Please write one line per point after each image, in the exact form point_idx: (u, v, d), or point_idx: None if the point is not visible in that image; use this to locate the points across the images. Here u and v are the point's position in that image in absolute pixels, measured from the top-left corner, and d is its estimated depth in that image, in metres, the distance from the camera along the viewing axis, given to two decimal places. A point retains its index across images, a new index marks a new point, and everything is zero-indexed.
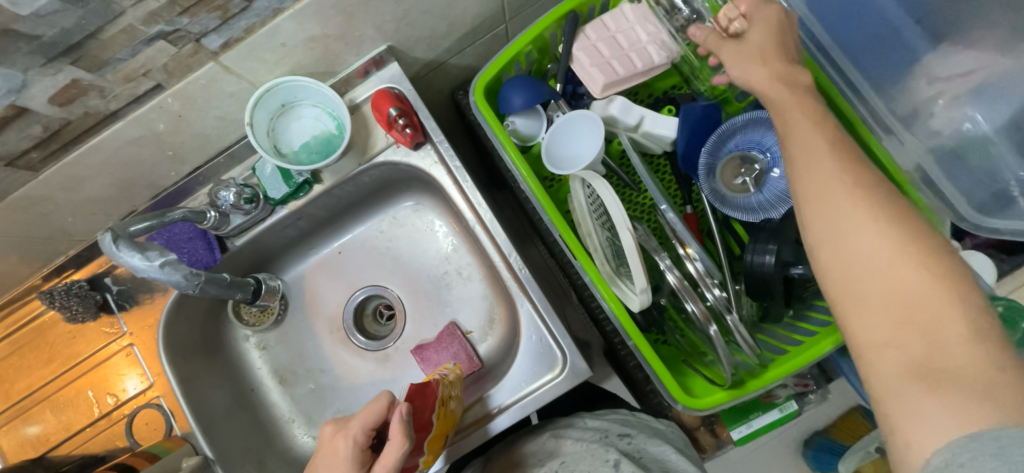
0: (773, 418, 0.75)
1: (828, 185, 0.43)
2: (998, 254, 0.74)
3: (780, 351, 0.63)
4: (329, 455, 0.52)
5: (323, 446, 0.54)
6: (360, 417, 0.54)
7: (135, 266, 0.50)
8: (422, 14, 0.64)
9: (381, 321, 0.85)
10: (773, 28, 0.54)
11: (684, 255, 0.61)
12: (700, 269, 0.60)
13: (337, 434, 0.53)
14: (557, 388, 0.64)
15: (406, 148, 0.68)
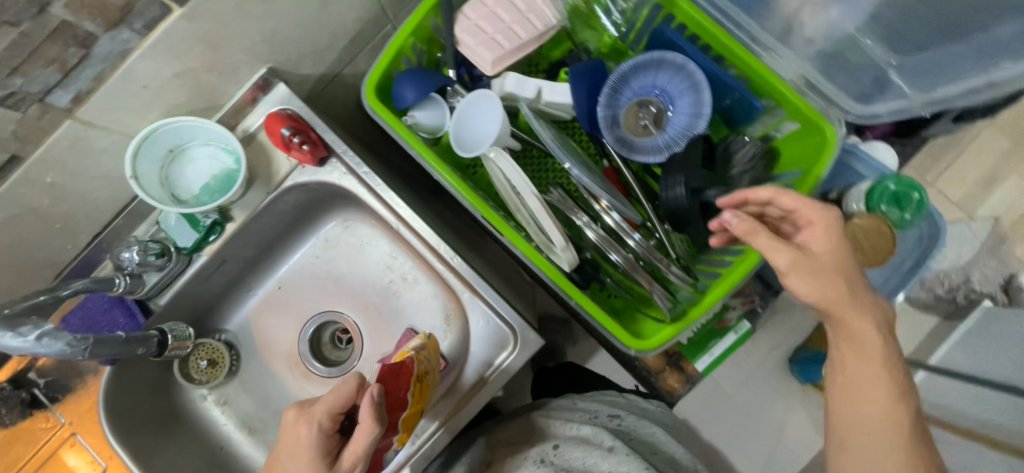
0: (731, 341, 0.76)
1: (865, 357, 0.49)
2: (899, 140, 0.79)
3: (713, 274, 0.66)
4: (295, 438, 0.53)
5: (288, 430, 0.54)
6: (324, 402, 0.53)
7: (10, 345, 0.47)
8: (293, 28, 0.62)
9: (340, 346, 0.83)
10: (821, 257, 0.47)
11: (601, 211, 0.64)
12: (618, 219, 0.64)
13: (301, 418, 0.53)
14: (514, 364, 0.64)
15: (311, 166, 0.66)
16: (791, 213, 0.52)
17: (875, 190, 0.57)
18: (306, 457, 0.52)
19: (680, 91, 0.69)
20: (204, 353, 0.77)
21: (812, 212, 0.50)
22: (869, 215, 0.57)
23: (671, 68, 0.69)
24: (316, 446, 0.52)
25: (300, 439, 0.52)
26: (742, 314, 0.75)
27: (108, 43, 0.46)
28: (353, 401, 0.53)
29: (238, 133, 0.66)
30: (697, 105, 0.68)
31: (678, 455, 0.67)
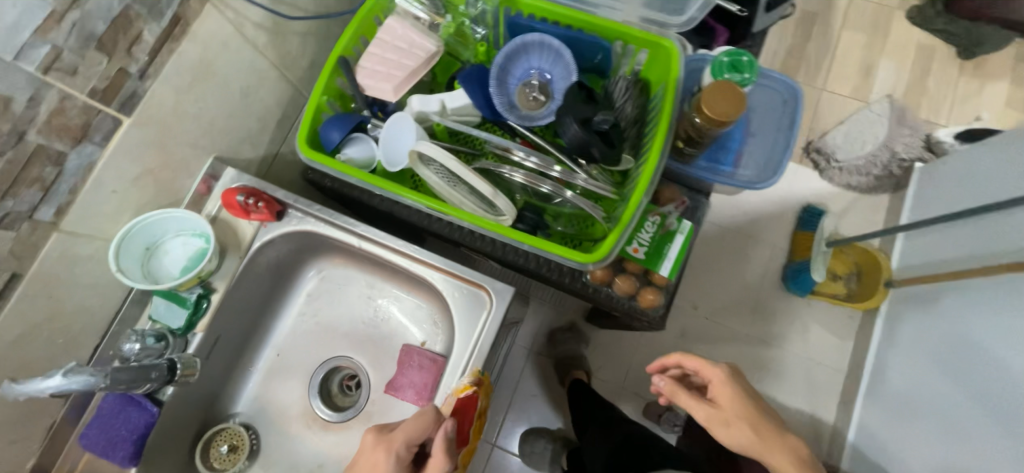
0: (680, 242, 0.82)
1: (769, 454, 0.69)
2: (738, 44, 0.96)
3: (632, 183, 0.76)
4: (376, 467, 0.57)
5: (367, 454, 0.58)
6: (404, 431, 0.59)
7: (54, 387, 0.55)
8: (224, 119, 0.75)
9: (349, 392, 0.87)
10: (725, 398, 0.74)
11: (520, 160, 0.76)
12: (536, 163, 0.76)
13: (381, 447, 0.58)
14: (496, 319, 0.70)
15: (272, 222, 0.76)
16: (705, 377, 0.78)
17: (716, 66, 0.70)
18: None
19: (549, 62, 0.85)
20: (224, 439, 0.79)
21: (708, 369, 0.77)
22: (717, 83, 0.66)
23: (534, 48, 0.84)
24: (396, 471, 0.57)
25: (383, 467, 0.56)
26: (679, 215, 0.82)
27: (76, 157, 0.57)
28: (429, 433, 0.60)
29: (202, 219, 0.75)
30: (566, 66, 0.83)
31: None
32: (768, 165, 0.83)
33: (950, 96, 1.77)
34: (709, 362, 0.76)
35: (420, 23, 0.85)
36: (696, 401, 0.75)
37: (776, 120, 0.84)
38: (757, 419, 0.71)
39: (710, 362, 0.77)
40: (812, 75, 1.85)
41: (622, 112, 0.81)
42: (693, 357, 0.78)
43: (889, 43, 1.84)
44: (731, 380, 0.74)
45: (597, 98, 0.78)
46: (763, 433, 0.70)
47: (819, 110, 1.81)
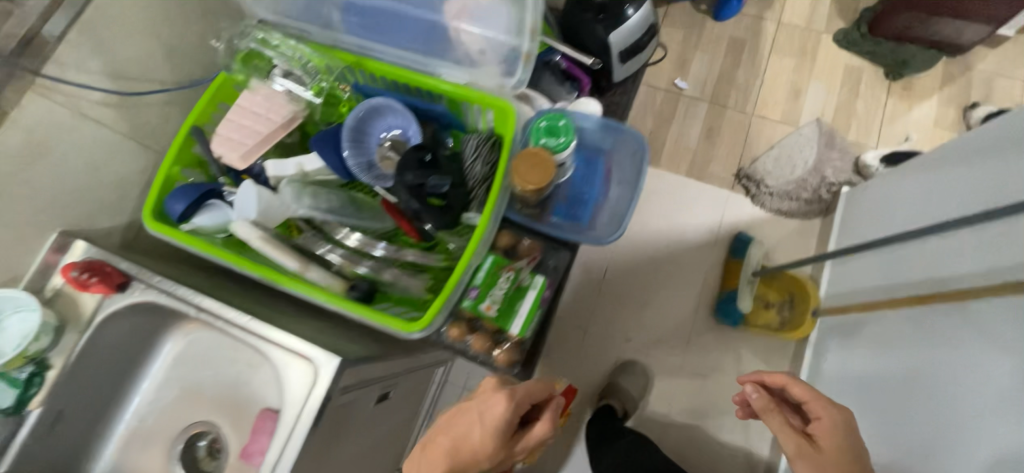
0: (532, 298, 0.82)
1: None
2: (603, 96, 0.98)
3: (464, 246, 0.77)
4: (495, 409, 0.73)
5: (490, 398, 0.75)
6: (521, 388, 0.76)
7: None
8: (68, 194, 0.77)
9: (214, 456, 0.86)
10: (834, 443, 0.71)
11: (343, 238, 0.83)
12: (359, 241, 0.84)
13: (502, 395, 0.75)
14: (320, 391, 0.69)
15: (114, 294, 0.76)
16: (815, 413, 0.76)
17: (535, 130, 0.71)
18: (500, 420, 0.72)
19: (404, 122, 0.87)
20: None
21: (818, 407, 0.75)
22: (530, 149, 0.67)
23: (388, 110, 0.86)
24: (508, 418, 0.72)
25: (501, 410, 0.72)
26: (530, 270, 0.84)
27: None
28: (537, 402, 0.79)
29: (48, 292, 0.76)
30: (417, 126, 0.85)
31: None
32: (615, 220, 0.84)
33: (879, 118, 1.77)
34: (826, 408, 0.75)
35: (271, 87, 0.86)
36: (794, 433, 0.74)
37: (629, 175, 0.86)
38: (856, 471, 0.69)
39: (829, 402, 0.75)
40: (742, 100, 1.86)
41: (470, 173, 0.82)
42: (802, 388, 0.78)
43: (818, 66, 1.85)
44: (845, 431, 0.72)
45: (439, 159, 0.79)
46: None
47: (750, 135, 1.81)
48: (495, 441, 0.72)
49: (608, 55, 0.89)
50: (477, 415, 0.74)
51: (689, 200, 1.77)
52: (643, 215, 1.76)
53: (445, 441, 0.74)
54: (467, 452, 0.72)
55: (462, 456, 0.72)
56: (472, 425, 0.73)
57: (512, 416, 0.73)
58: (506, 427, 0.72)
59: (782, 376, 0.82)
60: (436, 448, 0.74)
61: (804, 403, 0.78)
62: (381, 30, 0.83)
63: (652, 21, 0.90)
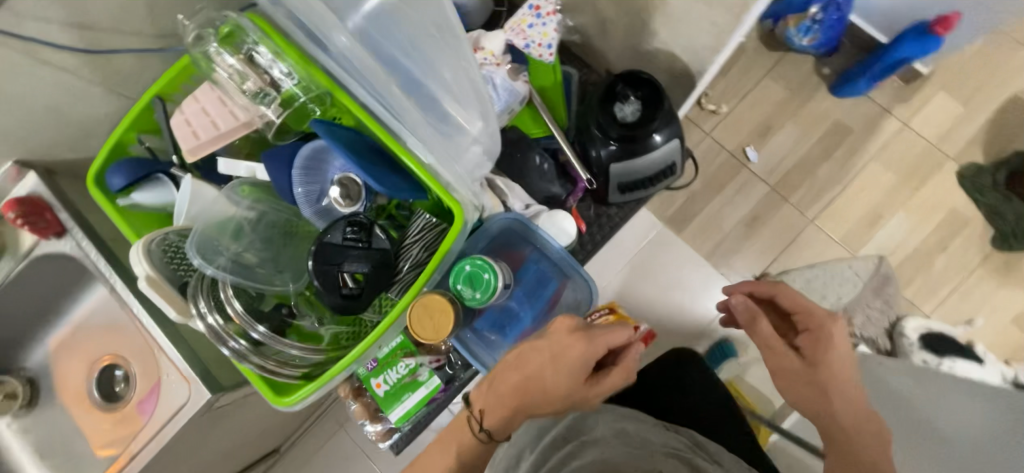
0: (421, 395, 0.81)
1: (861, 436, 0.62)
2: (595, 204, 0.87)
3: (355, 341, 0.73)
4: (571, 349, 0.62)
5: (562, 338, 0.63)
6: (601, 332, 0.63)
7: None
8: (27, 128, 0.76)
9: (117, 387, 0.93)
10: (821, 342, 0.67)
11: (225, 299, 0.69)
12: (240, 312, 0.69)
13: (578, 334, 0.63)
14: (188, 409, 0.74)
15: (48, 239, 0.80)
16: (796, 317, 0.71)
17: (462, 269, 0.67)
18: (575, 357, 0.61)
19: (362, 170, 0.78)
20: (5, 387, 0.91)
21: (815, 320, 0.69)
22: (431, 295, 0.65)
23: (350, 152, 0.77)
24: (586, 359, 0.61)
25: (578, 351, 0.61)
26: (430, 369, 0.81)
27: None
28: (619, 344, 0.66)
29: None
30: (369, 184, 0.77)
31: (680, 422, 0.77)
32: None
33: (954, 287, 1.44)
34: (821, 326, 0.68)
35: (226, 70, 0.75)
36: (784, 348, 0.68)
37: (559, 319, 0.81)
38: (850, 404, 0.64)
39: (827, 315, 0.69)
40: (809, 198, 1.47)
41: (404, 258, 0.76)
42: (807, 309, 0.70)
43: (919, 197, 1.46)
44: (838, 340, 0.67)
45: (370, 238, 0.73)
46: (850, 420, 0.63)
47: (796, 241, 1.46)
48: (572, 384, 0.61)
49: (606, 179, 0.78)
50: (547, 356, 0.63)
51: (692, 284, 1.42)
52: (631, 288, 1.41)
53: (513, 377, 0.63)
54: (539, 393, 0.61)
55: (531, 396, 0.62)
56: (545, 366, 0.62)
57: (588, 360, 0.62)
58: (583, 372, 0.62)
59: (790, 292, 0.73)
60: (505, 382, 0.63)
61: (794, 314, 0.71)
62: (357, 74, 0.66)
63: (676, 160, 0.76)
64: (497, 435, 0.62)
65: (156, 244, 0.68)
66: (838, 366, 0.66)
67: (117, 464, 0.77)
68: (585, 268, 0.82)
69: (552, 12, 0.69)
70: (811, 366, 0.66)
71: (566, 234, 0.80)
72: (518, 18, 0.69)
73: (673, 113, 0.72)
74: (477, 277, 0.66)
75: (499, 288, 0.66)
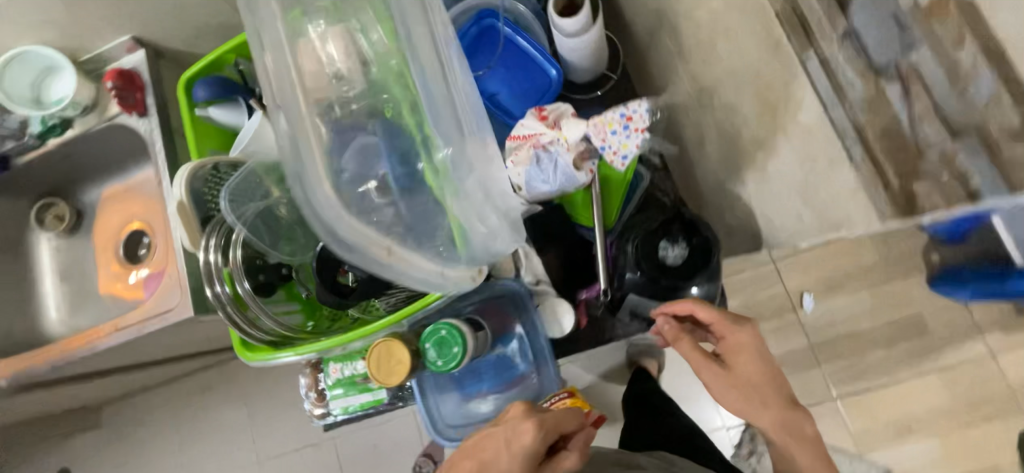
0: (366, 399, 0.85)
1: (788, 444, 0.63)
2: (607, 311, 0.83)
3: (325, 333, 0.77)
4: (522, 439, 0.59)
5: (514, 424, 0.61)
6: (553, 415, 0.62)
7: None
8: (150, 15, 0.83)
9: (136, 254, 1.02)
10: (745, 353, 0.64)
11: (234, 242, 0.73)
12: (239, 262, 0.73)
13: (530, 420, 0.60)
14: (174, 315, 0.81)
15: (133, 115, 0.87)
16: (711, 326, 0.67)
17: (438, 330, 0.68)
18: (529, 447, 0.58)
19: None
20: (53, 210, 1.02)
21: (725, 328, 0.65)
22: (393, 337, 0.69)
23: None
24: (538, 447, 0.59)
25: (531, 440, 0.58)
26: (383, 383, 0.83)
27: None
28: (570, 426, 0.64)
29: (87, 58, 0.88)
30: None
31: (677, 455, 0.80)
32: (466, 421, 0.80)
33: None
34: (731, 342, 0.65)
35: None
36: (705, 359, 0.65)
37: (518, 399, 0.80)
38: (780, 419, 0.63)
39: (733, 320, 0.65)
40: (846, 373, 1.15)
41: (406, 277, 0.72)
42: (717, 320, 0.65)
43: None
44: (759, 352, 0.64)
45: None
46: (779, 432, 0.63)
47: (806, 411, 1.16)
48: None
49: (620, 298, 0.75)
50: (501, 444, 0.60)
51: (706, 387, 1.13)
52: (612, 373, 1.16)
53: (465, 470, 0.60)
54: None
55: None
56: (500, 454, 0.59)
57: (540, 449, 0.59)
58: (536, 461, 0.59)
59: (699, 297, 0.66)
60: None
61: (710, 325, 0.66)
62: (345, 155, 0.55)
63: (694, 315, 0.74)
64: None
65: (196, 173, 0.73)
66: (758, 369, 0.63)
67: (102, 330, 0.85)
68: (558, 363, 0.80)
69: (643, 125, 0.67)
70: (734, 370, 0.64)
71: (560, 327, 0.78)
72: (607, 118, 0.67)
73: (716, 274, 0.70)
74: (444, 338, 0.67)
75: (464, 363, 0.67)
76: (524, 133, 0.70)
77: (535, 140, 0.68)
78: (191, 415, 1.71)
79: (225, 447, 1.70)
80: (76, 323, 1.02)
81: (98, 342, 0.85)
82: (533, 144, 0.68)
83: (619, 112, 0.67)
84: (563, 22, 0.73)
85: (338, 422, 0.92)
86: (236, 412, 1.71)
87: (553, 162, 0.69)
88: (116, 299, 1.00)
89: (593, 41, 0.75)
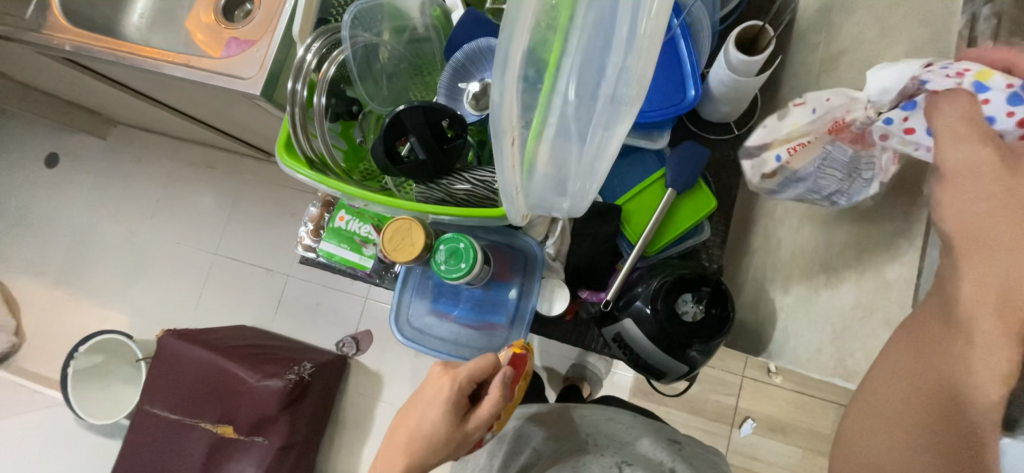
0: (350, 258, 0.87)
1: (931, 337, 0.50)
2: (593, 322, 0.86)
3: (353, 183, 0.79)
4: (439, 395, 0.67)
5: (433, 381, 0.70)
6: (467, 369, 0.68)
7: None
8: None
9: (231, 10, 1.02)
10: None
11: (333, 55, 0.76)
12: (330, 74, 0.76)
13: (447, 376, 0.69)
14: (242, 84, 0.83)
15: None
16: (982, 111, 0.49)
17: (457, 242, 0.71)
18: (443, 400, 0.67)
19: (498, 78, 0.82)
20: None
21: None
22: (415, 221, 0.73)
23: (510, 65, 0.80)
24: (451, 397, 0.67)
25: (445, 392, 0.66)
26: (375, 254, 0.86)
27: None
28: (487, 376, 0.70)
29: None
30: (487, 95, 0.81)
31: (633, 444, 0.79)
32: (421, 331, 0.83)
33: None
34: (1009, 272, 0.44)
35: None
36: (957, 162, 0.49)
37: (472, 343, 0.82)
38: (945, 342, 0.48)
39: None
40: None
41: (448, 183, 0.77)
42: (964, 185, 0.47)
43: None
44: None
45: (445, 141, 0.76)
46: (910, 347, 0.51)
47: None
48: (448, 420, 0.66)
49: (617, 316, 0.76)
50: (425, 400, 0.69)
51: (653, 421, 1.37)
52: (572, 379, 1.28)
53: (403, 436, 0.68)
54: (422, 445, 0.66)
55: (419, 447, 0.66)
56: (424, 408, 0.68)
57: (458, 399, 0.67)
58: (456, 411, 0.67)
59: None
60: (398, 434, 0.70)
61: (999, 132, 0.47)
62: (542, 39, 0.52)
63: (668, 373, 0.74)
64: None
65: None
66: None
67: (174, 57, 0.86)
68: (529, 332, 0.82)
69: (1016, 114, 0.48)
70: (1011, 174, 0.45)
71: (549, 307, 0.80)
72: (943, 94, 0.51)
73: (713, 351, 0.73)
74: (458, 252, 0.70)
75: (464, 279, 0.70)
76: (794, 132, 0.67)
77: (821, 139, 0.65)
78: (194, 179, 1.83)
79: (206, 216, 1.81)
80: (153, 38, 1.04)
81: (164, 65, 0.86)
82: (819, 144, 0.65)
83: (975, 83, 0.49)
84: (735, 55, 0.70)
85: (315, 264, 0.95)
86: (231, 195, 1.80)
87: (847, 164, 0.64)
88: (193, 38, 1.02)
89: (749, 88, 0.75)
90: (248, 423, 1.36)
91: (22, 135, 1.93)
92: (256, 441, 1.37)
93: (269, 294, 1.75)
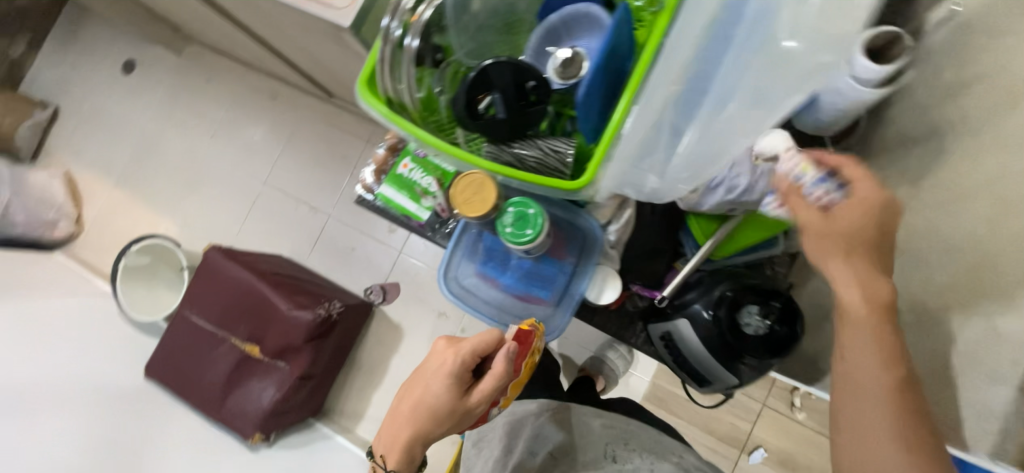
0: (408, 206, 0.88)
1: (861, 369, 0.57)
2: (638, 317, 0.83)
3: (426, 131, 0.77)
4: (443, 367, 0.67)
5: (437, 355, 0.69)
6: (471, 342, 0.67)
7: None
8: None
9: None
10: (864, 208, 0.54)
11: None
12: (422, 14, 0.73)
13: (451, 350, 0.68)
14: (332, 14, 0.82)
15: None
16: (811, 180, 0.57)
17: (526, 207, 0.71)
18: (446, 373, 0.66)
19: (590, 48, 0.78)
20: None
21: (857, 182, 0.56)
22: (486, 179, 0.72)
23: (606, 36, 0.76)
24: (454, 371, 0.66)
25: (448, 364, 0.66)
26: (433, 206, 0.86)
27: None
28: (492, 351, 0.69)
29: None
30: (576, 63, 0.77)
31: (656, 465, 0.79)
32: (464, 292, 0.83)
33: None
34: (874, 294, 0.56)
35: None
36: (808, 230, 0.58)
37: (513, 313, 0.82)
38: (871, 352, 0.57)
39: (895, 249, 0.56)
40: None
41: (522, 148, 0.75)
42: (829, 247, 0.56)
43: None
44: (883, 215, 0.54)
45: (528, 104, 0.72)
46: (857, 367, 0.59)
47: None
48: (452, 391, 0.66)
49: (668, 314, 0.75)
50: (429, 371, 0.69)
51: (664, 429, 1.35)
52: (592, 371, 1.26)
53: (408, 407, 0.69)
54: (428, 415, 0.67)
55: (425, 417, 0.67)
56: (428, 381, 0.68)
57: (462, 372, 0.66)
58: (459, 384, 0.66)
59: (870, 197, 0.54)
60: (403, 405, 0.70)
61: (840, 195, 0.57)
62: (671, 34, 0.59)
63: (710, 376, 0.74)
64: (404, 466, 0.72)
65: None
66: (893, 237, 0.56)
67: None
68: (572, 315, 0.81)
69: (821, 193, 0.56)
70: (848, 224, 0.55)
71: (598, 294, 0.78)
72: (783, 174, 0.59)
73: (765, 368, 0.70)
74: (524, 217, 0.70)
75: (524, 246, 0.71)
76: None
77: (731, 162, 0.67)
78: (254, 107, 1.87)
79: (261, 145, 1.86)
80: None
81: None
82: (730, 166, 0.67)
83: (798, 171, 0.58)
84: (862, 62, 0.64)
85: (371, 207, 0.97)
86: (287, 128, 1.84)
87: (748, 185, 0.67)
88: None
89: (863, 103, 0.69)
90: (273, 348, 1.41)
91: (104, 38, 2.01)
92: (278, 365, 1.42)
93: (307, 231, 1.79)
